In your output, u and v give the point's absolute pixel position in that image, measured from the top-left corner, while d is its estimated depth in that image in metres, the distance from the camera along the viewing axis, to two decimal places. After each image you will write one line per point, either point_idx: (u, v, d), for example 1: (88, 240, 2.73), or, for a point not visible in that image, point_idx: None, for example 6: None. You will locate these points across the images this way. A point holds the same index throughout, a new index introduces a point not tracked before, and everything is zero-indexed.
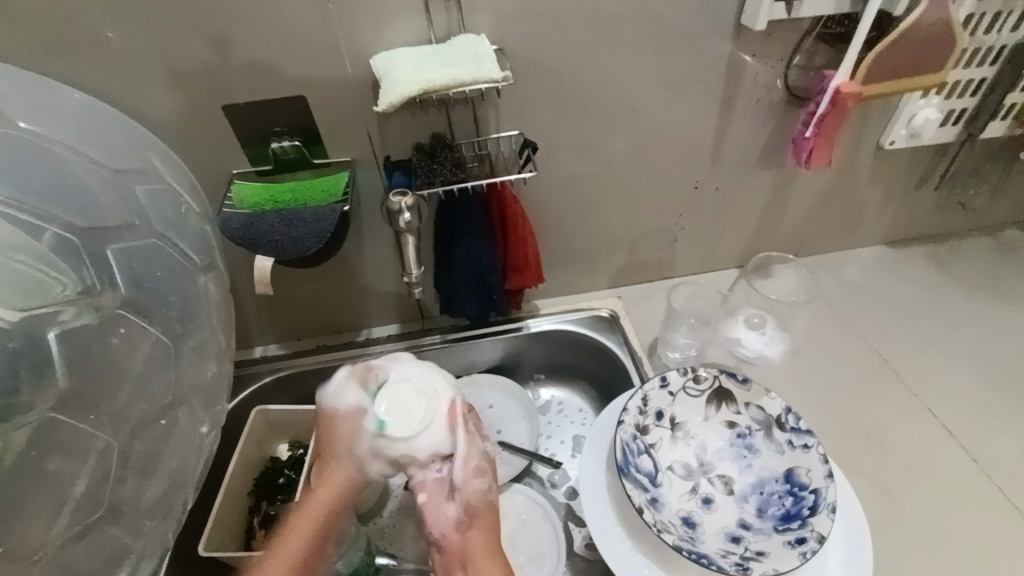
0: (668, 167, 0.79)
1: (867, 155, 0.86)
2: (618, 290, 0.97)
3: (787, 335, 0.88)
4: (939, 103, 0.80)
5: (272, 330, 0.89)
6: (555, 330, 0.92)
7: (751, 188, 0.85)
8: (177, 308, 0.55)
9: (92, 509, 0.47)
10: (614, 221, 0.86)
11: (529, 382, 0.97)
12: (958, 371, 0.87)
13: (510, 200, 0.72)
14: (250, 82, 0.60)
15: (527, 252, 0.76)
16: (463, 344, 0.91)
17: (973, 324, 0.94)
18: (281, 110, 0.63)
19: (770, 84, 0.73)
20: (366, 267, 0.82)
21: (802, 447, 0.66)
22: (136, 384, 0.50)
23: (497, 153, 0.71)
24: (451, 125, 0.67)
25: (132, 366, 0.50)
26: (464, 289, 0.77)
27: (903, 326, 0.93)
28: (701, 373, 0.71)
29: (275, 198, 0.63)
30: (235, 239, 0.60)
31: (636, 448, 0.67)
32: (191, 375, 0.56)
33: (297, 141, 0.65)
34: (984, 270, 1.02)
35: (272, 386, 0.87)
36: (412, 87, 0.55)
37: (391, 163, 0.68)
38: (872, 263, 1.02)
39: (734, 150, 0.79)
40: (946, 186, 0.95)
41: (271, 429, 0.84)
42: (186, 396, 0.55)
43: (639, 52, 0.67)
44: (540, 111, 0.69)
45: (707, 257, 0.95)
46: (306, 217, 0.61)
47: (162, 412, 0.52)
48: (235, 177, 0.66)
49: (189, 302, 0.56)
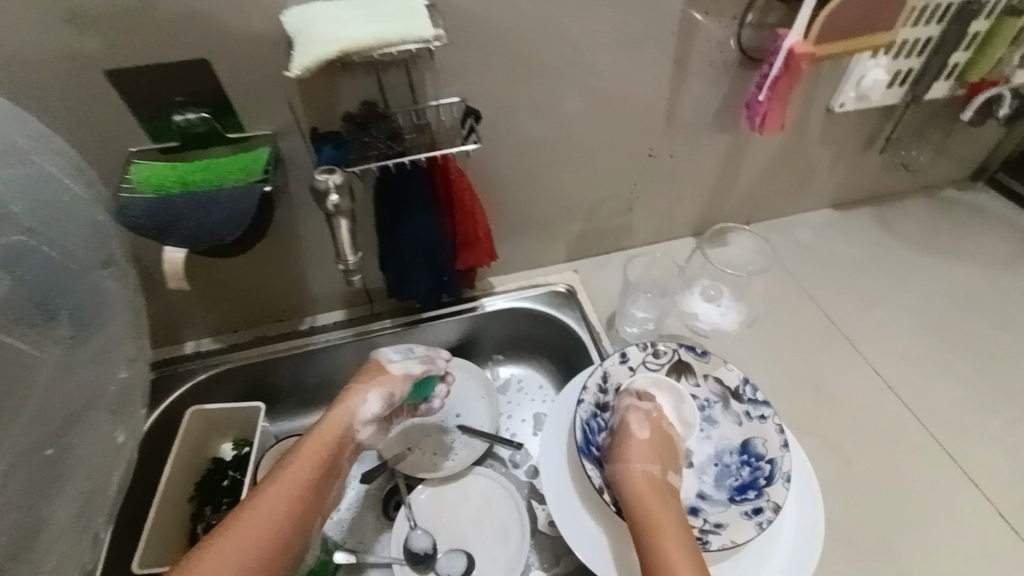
0: (622, 134, 0.76)
1: (818, 117, 0.85)
2: (576, 263, 0.95)
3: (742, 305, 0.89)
4: (887, 63, 0.79)
5: (204, 323, 0.81)
6: (510, 308, 0.89)
7: (706, 153, 0.83)
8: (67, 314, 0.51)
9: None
10: (568, 191, 0.82)
11: (487, 362, 0.95)
12: (898, 328, 0.90)
13: (454, 173, 0.67)
14: (136, 40, 0.51)
15: (477, 228, 0.71)
16: (416, 327, 0.87)
17: (914, 281, 0.98)
18: (183, 76, 0.54)
19: (723, 43, 0.69)
20: (303, 250, 0.75)
21: (759, 417, 0.66)
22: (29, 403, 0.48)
23: (438, 123, 0.64)
24: (384, 91, 0.60)
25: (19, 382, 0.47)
26: (412, 270, 0.72)
27: (850, 284, 0.96)
28: (660, 347, 0.70)
29: (183, 178, 0.54)
30: (138, 229, 0.52)
31: (596, 426, 0.66)
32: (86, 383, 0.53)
33: (205, 112, 0.56)
34: (922, 227, 1.05)
35: (208, 384, 0.80)
36: (329, 49, 0.48)
37: (319, 135, 0.61)
38: (819, 224, 1.03)
39: (688, 115, 0.77)
40: (891, 148, 0.96)
41: (212, 428, 0.78)
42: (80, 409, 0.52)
43: (587, 9, 0.62)
44: (481, 74, 0.63)
45: (664, 225, 0.94)
46: (220, 200, 0.53)
47: (48, 441, 0.49)
48: (134, 156, 0.57)
49: (77, 307, 0.52)
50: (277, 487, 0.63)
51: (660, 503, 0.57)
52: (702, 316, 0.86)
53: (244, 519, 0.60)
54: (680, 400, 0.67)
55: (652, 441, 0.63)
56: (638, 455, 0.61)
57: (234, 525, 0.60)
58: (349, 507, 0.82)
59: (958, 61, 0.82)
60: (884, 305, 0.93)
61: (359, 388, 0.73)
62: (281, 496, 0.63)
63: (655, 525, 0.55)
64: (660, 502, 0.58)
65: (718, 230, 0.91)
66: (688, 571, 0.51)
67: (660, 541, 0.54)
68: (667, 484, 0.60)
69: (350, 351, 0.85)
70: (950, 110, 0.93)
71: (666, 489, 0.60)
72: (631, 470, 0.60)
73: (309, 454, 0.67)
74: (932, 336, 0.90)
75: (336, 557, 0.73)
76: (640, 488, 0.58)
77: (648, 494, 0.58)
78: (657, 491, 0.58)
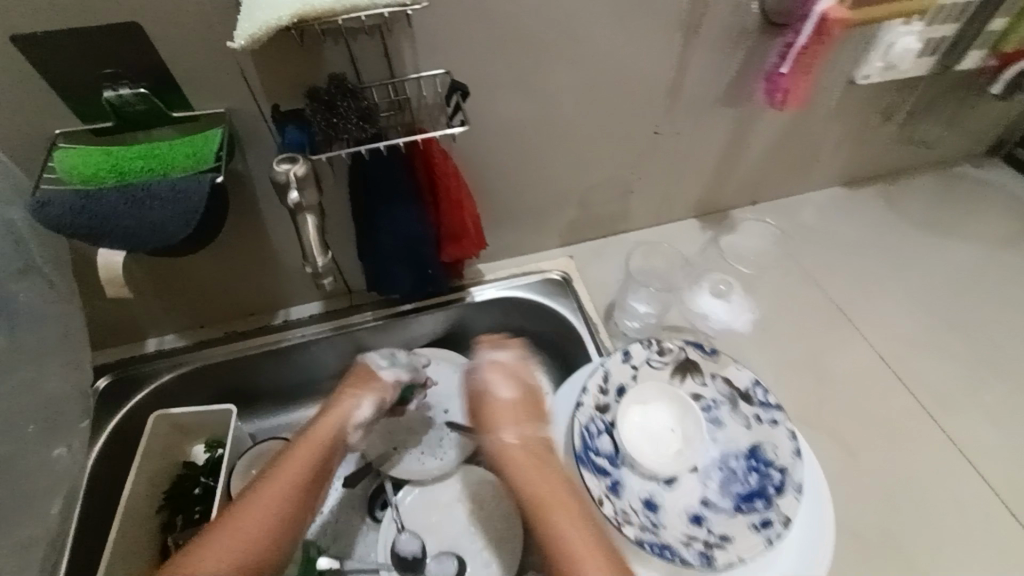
0: (624, 110, 0.68)
1: (837, 90, 0.78)
2: (570, 249, 0.88)
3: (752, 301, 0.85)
4: (920, 30, 0.71)
5: (166, 320, 0.74)
6: (502, 298, 0.82)
7: (714, 130, 0.76)
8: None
9: None
10: (563, 174, 0.75)
11: (476, 353, 0.89)
12: (910, 316, 0.86)
13: (439, 156, 0.59)
14: (46, 1, 0.42)
15: (465, 219, 0.64)
16: (401, 320, 0.80)
17: (925, 265, 0.92)
18: (110, 44, 0.45)
19: (743, 7, 0.61)
20: (271, 241, 0.68)
21: (769, 422, 0.62)
22: None
23: (418, 99, 0.57)
24: (355, 63, 0.52)
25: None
26: (393, 264, 0.65)
27: (858, 269, 0.91)
28: (667, 345, 0.65)
29: (118, 166, 0.46)
30: (63, 229, 0.44)
31: (594, 430, 0.61)
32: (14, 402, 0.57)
33: (142, 88, 0.48)
34: (934, 206, 1.00)
35: (174, 386, 0.74)
36: (282, 12, 0.39)
37: (281, 115, 0.52)
38: (829, 204, 0.97)
39: (699, 89, 0.69)
40: (908, 122, 0.89)
41: (181, 434, 0.73)
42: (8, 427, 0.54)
43: None
44: (467, 42, 0.55)
45: (665, 207, 0.87)
46: (162, 194, 0.46)
47: None
48: (60, 139, 0.49)
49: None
50: (262, 495, 0.57)
51: (550, 476, 0.58)
52: (709, 311, 0.83)
53: (232, 527, 0.54)
54: (694, 420, 0.63)
55: (510, 407, 0.63)
56: (505, 423, 0.61)
57: (212, 539, 0.53)
58: (333, 509, 0.77)
59: (993, 27, 0.74)
60: (895, 292, 0.88)
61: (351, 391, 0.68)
62: (270, 504, 0.57)
63: (546, 501, 0.56)
64: (545, 473, 0.58)
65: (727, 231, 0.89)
66: (578, 544, 0.53)
67: (547, 513, 0.56)
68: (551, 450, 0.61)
69: (329, 347, 0.78)
70: (976, 81, 0.85)
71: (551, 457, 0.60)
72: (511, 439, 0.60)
73: (303, 458, 0.61)
74: (944, 325, 0.86)
75: (321, 564, 0.68)
76: (518, 455, 0.60)
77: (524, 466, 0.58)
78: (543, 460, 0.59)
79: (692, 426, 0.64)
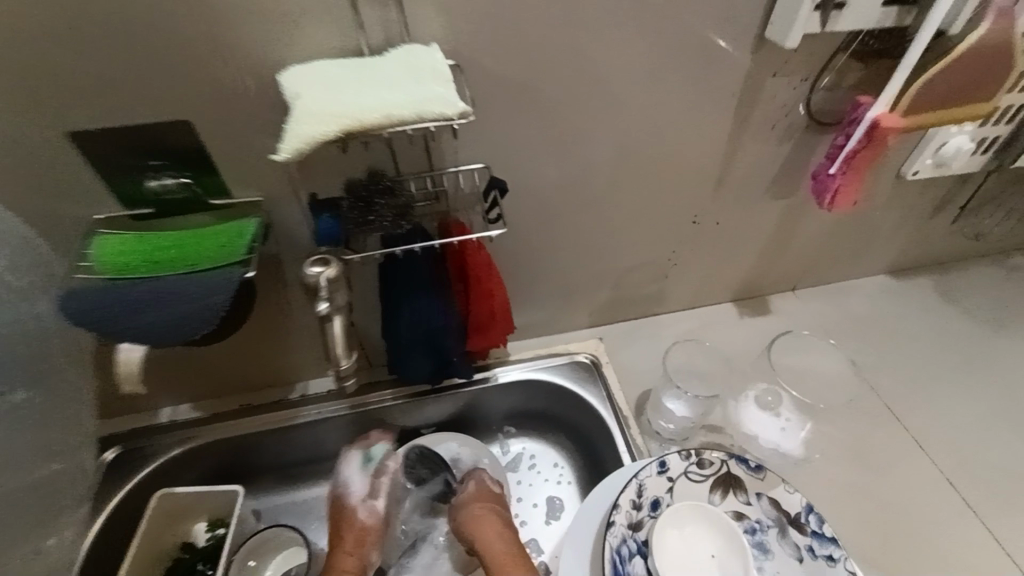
0: (662, 199, 0.67)
1: (885, 184, 0.75)
2: (599, 331, 0.85)
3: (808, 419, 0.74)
4: (973, 131, 0.68)
5: (181, 390, 0.72)
6: (527, 380, 0.79)
7: (754, 221, 0.74)
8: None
9: None
10: (596, 257, 0.73)
11: (496, 435, 0.85)
12: (974, 426, 0.79)
13: (471, 249, 0.58)
14: (103, 98, 0.43)
15: (491, 307, 0.61)
16: (419, 401, 0.77)
17: (984, 365, 0.86)
18: (156, 139, 0.46)
19: (789, 108, 0.60)
20: (295, 318, 0.66)
21: (826, 558, 0.55)
22: None
23: (456, 192, 0.57)
24: (394, 155, 0.51)
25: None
26: (412, 354, 0.61)
27: (911, 367, 0.84)
28: (707, 457, 0.59)
29: (150, 255, 0.46)
30: (87, 322, 0.43)
31: (626, 552, 0.55)
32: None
33: (185, 177, 0.49)
34: (991, 300, 0.94)
35: (181, 461, 0.70)
36: (327, 124, 0.39)
37: (317, 202, 0.52)
38: (876, 292, 0.92)
39: (739, 181, 0.67)
40: (963, 217, 0.85)
41: (178, 513, 0.68)
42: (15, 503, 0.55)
43: (635, 67, 0.53)
44: (506, 136, 0.55)
45: (700, 292, 0.84)
46: (187, 289, 0.45)
47: None
48: (98, 224, 0.49)
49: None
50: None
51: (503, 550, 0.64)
52: (756, 428, 0.73)
53: None
54: (741, 555, 0.56)
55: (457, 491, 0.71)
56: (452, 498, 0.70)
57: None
58: None
59: None
60: (952, 396, 0.82)
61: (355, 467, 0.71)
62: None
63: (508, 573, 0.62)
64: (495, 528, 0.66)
65: (782, 337, 0.76)
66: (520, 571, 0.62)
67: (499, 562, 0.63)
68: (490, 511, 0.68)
69: (344, 424, 0.76)
70: None
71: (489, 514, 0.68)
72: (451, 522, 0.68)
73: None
74: (1009, 438, 0.78)
75: None
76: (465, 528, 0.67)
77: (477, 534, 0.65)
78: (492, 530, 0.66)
79: (738, 562, 0.56)
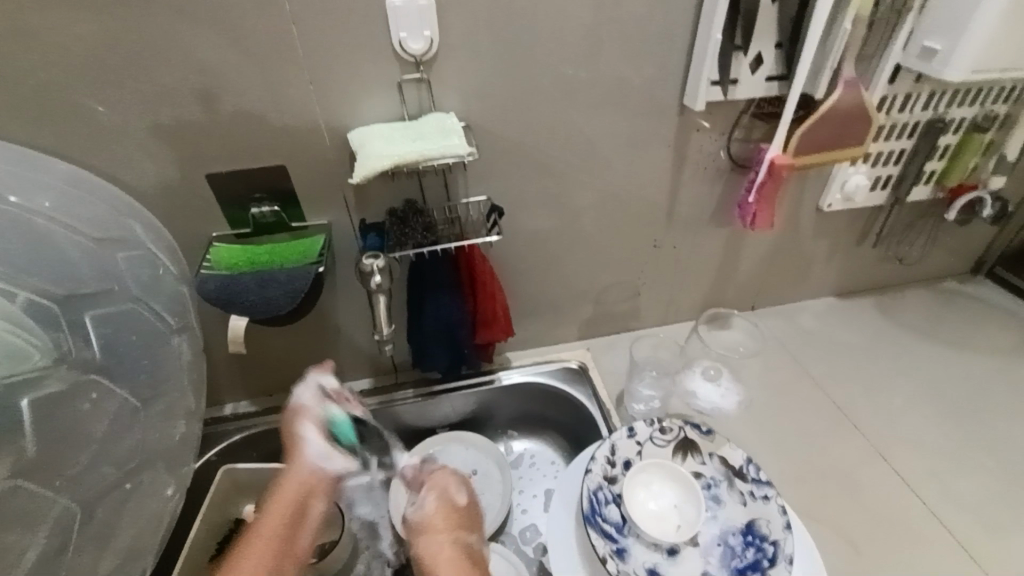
0: (628, 226, 0.86)
1: (810, 215, 0.93)
2: (587, 342, 1.01)
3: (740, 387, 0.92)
4: (867, 170, 0.88)
5: (242, 387, 0.88)
6: (525, 382, 0.94)
7: (706, 244, 0.92)
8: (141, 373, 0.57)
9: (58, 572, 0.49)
10: (579, 275, 0.90)
11: (500, 437, 0.98)
12: (914, 417, 0.91)
13: (479, 260, 0.76)
14: (233, 150, 0.66)
15: (495, 308, 0.80)
16: (436, 398, 0.92)
17: (920, 368, 0.99)
18: (259, 178, 0.69)
19: (714, 154, 0.80)
20: (339, 322, 0.84)
21: (762, 498, 0.68)
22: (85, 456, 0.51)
23: (467, 217, 0.76)
24: (423, 191, 0.73)
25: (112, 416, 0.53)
26: (433, 343, 0.80)
27: (856, 370, 0.98)
28: (666, 424, 0.74)
29: (252, 260, 0.66)
30: (210, 300, 0.63)
31: (603, 498, 0.68)
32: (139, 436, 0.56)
33: (276, 206, 0.71)
34: (925, 316, 1.09)
35: (240, 445, 0.85)
36: (383, 161, 0.60)
37: (365, 226, 0.73)
38: (824, 311, 1.08)
39: (687, 211, 0.86)
40: (883, 243, 1.03)
41: (238, 488, 0.81)
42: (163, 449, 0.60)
43: (596, 125, 0.74)
44: (502, 176, 0.75)
45: (670, 308, 1.00)
46: (280, 278, 0.65)
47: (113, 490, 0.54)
48: (214, 239, 0.72)
49: (162, 358, 0.59)
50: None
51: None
52: (699, 393, 0.89)
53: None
54: (696, 504, 0.69)
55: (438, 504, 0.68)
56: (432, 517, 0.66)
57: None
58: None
59: (934, 168, 0.90)
60: (893, 393, 0.95)
61: (314, 434, 0.68)
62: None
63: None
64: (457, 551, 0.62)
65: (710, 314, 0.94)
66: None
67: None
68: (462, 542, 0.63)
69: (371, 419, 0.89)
70: (936, 210, 0.99)
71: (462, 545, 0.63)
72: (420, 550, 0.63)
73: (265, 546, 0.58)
74: (944, 426, 0.90)
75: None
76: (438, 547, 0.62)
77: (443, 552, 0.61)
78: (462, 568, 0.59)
79: (693, 509, 0.69)
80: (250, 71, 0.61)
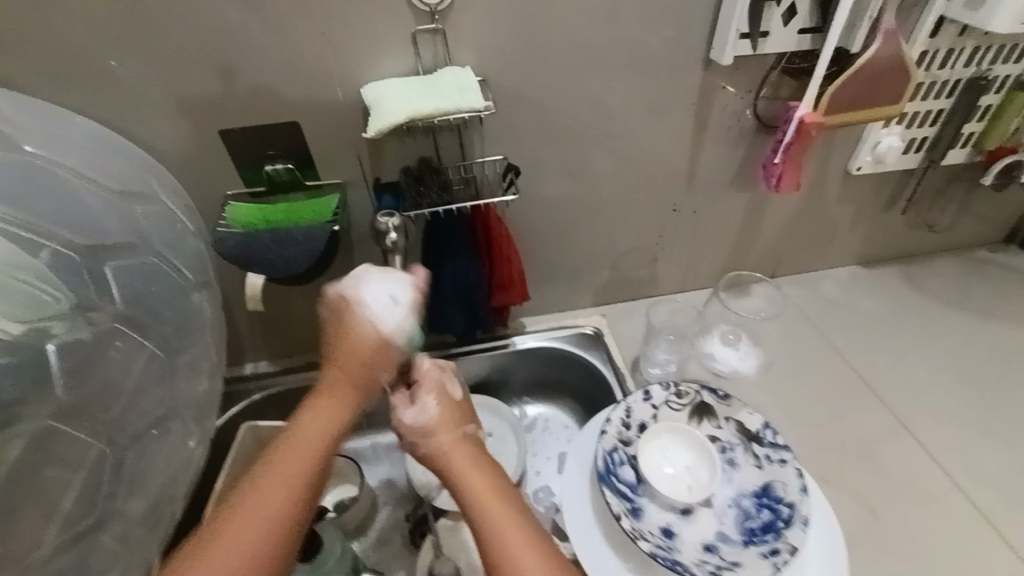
0: (647, 189, 0.83)
1: (837, 178, 0.90)
2: (603, 308, 1.00)
3: (762, 351, 0.91)
4: (901, 131, 0.84)
5: (261, 348, 0.90)
6: (541, 347, 0.93)
7: (727, 210, 0.89)
8: (171, 325, 0.59)
9: (92, 511, 0.51)
10: (596, 240, 0.89)
11: (514, 401, 0.98)
12: (934, 387, 0.89)
13: (494, 221, 0.76)
14: (247, 106, 0.65)
15: (511, 270, 0.79)
16: (451, 361, 0.93)
17: (945, 338, 0.97)
18: (275, 138, 0.68)
19: (739, 113, 0.77)
20: None
21: (779, 461, 0.69)
22: (115, 405, 0.52)
23: (483, 176, 0.75)
24: (438, 150, 0.72)
25: (134, 369, 0.55)
26: (450, 305, 0.80)
27: (877, 337, 0.96)
28: (683, 388, 0.74)
29: (268, 218, 0.66)
30: (230, 257, 0.65)
31: (618, 460, 0.69)
32: (162, 388, 0.57)
33: (291, 164, 0.70)
34: (952, 285, 1.05)
35: (262, 403, 0.88)
36: (399, 116, 0.59)
37: (380, 186, 0.73)
38: (847, 279, 1.05)
39: (709, 173, 0.83)
40: (912, 210, 0.99)
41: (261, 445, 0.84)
42: (190, 404, 0.61)
43: (617, 81, 0.71)
44: (519, 136, 0.73)
45: (688, 274, 0.98)
46: (297, 236, 0.65)
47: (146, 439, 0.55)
48: (229, 199, 0.71)
49: (184, 313, 0.61)
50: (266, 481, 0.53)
51: (471, 465, 0.55)
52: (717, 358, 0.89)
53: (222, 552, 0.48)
54: (711, 466, 0.70)
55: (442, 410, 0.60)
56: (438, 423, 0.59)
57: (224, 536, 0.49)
58: (377, 534, 0.82)
59: (973, 130, 0.86)
60: (915, 363, 0.93)
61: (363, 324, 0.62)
62: (273, 492, 0.52)
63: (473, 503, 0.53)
64: (476, 463, 0.56)
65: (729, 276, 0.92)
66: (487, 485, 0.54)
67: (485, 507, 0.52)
68: (473, 441, 0.59)
69: None
70: (971, 174, 0.95)
71: (474, 443, 0.59)
72: (424, 442, 0.58)
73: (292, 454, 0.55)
74: (967, 398, 0.88)
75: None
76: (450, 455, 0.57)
77: (458, 466, 0.56)
78: (464, 449, 0.57)
79: (707, 471, 0.70)
80: (261, 24, 0.59)
